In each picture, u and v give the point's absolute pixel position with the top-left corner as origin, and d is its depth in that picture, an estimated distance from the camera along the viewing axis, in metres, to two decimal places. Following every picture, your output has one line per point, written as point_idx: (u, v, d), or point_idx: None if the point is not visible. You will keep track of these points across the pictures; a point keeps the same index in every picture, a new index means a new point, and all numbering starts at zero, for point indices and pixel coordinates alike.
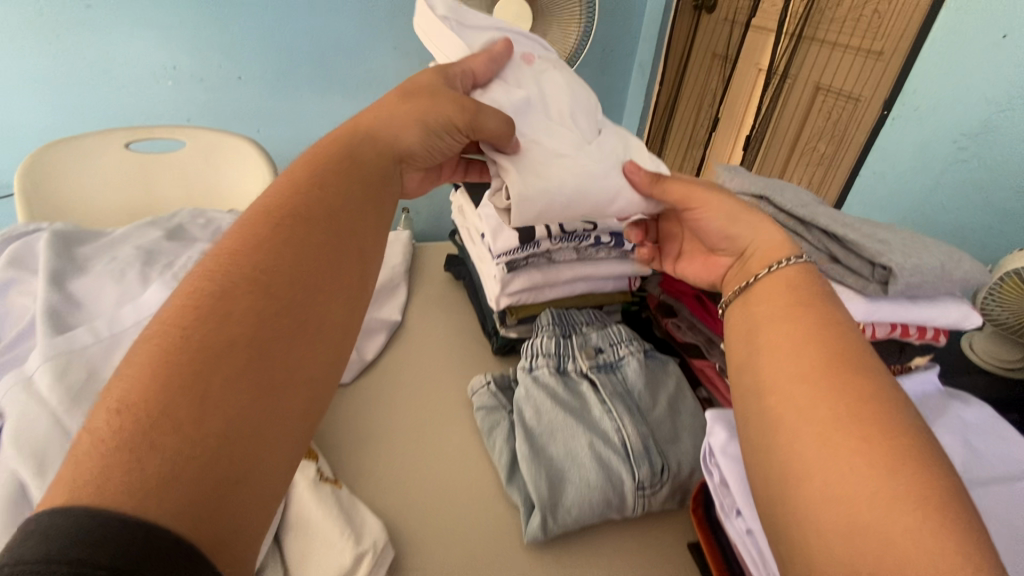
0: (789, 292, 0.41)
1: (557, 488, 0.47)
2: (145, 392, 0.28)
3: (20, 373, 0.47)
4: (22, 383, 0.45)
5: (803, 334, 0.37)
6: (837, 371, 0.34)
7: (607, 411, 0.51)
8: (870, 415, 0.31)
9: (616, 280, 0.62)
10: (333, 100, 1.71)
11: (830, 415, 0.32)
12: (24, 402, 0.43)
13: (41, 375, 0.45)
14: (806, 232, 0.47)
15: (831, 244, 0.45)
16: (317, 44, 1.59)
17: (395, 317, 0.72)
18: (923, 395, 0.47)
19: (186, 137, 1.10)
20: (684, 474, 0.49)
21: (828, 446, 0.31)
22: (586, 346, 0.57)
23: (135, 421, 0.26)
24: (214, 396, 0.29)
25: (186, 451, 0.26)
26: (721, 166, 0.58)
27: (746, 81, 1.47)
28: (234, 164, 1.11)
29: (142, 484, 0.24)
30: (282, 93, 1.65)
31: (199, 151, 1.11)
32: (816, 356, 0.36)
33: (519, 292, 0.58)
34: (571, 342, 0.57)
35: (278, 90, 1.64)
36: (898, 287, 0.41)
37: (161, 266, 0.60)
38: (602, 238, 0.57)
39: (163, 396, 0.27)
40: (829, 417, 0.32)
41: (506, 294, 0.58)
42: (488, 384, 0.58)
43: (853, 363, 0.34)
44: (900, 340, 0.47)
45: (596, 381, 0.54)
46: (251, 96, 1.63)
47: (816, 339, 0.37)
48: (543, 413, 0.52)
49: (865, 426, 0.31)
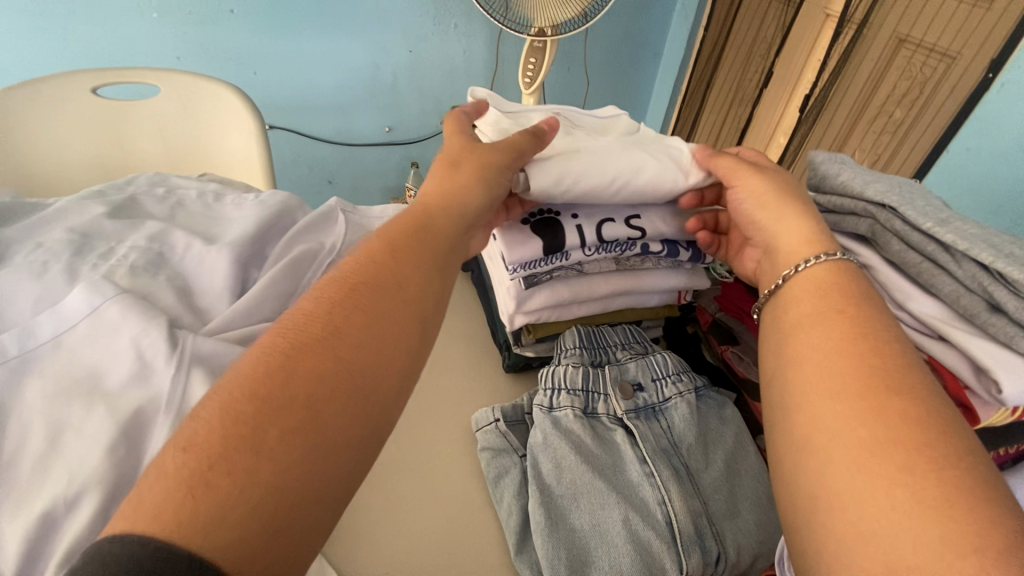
0: (820, 296, 0.36)
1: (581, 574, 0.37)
2: (246, 398, 0.26)
3: None
4: None
5: (837, 338, 0.33)
6: (870, 381, 0.31)
7: (647, 471, 0.40)
8: (907, 436, 0.28)
9: (660, 294, 0.49)
10: (338, 40, 1.54)
11: (870, 434, 0.29)
12: None
13: None
14: (945, 258, 0.37)
15: (985, 276, 0.34)
16: None
17: None
18: None
19: (161, 82, 0.96)
20: (744, 563, 0.38)
21: (861, 463, 0.28)
22: (622, 380, 0.46)
23: (206, 451, 0.24)
24: (306, 418, 0.26)
25: (263, 475, 0.24)
26: (815, 151, 0.47)
27: (807, 29, 1.26)
28: (217, 114, 0.98)
29: (189, 477, 0.23)
30: (281, 30, 1.48)
31: (176, 97, 0.97)
32: (858, 364, 0.32)
33: (539, 309, 0.45)
34: (602, 375, 0.46)
35: (277, 27, 1.47)
36: None
37: (99, 255, 0.49)
38: (649, 247, 0.45)
39: (253, 426, 0.25)
40: (863, 432, 0.29)
41: (523, 310, 0.45)
42: (496, 421, 0.47)
43: (896, 379, 0.30)
44: None
45: (633, 431, 0.42)
46: (246, 33, 1.46)
47: (853, 367, 0.32)
48: (565, 469, 0.41)
49: (901, 440, 0.28)
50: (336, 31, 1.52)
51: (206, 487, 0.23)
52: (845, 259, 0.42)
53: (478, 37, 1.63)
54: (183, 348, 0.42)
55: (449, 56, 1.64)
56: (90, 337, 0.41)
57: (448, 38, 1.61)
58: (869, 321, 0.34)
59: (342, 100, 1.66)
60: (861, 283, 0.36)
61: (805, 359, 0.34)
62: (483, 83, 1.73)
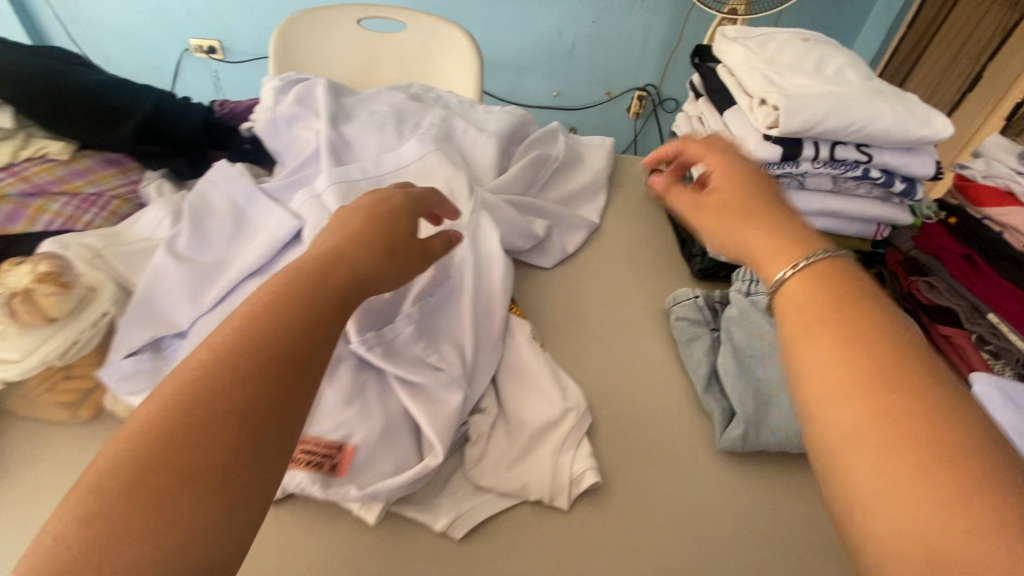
0: (815, 313, 0.30)
1: (765, 408, 0.46)
2: (134, 435, 0.24)
3: (308, 189, 0.55)
4: (312, 196, 0.54)
5: (851, 353, 0.27)
6: (882, 396, 0.25)
7: None
8: (937, 440, 0.23)
9: (863, 224, 0.55)
10: (531, 4, 1.65)
11: (893, 439, 0.24)
12: (319, 211, 0.52)
13: (327, 192, 0.53)
14: None
15: None
16: None
17: (594, 215, 0.72)
18: None
19: (408, 19, 1.15)
20: None
21: (895, 485, 0.23)
22: None
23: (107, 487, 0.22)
24: (207, 429, 0.24)
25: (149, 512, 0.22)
26: None
27: None
28: (444, 52, 1.16)
29: (129, 531, 0.21)
30: None
31: (417, 33, 1.16)
32: (873, 401, 0.25)
33: None
34: None
35: None
36: None
37: (409, 126, 0.66)
38: (872, 172, 0.50)
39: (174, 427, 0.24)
40: (889, 447, 0.24)
41: None
42: (696, 298, 0.58)
43: (893, 378, 0.26)
44: None
45: None
46: None
47: (852, 379, 0.26)
48: (758, 337, 0.50)
49: (941, 468, 0.22)
50: None
51: (157, 516, 0.22)
52: None
53: (660, 12, 1.63)
54: (474, 193, 0.57)
55: (630, 30, 1.67)
56: (419, 172, 0.58)
57: (631, 11, 1.63)
58: (863, 322, 0.28)
59: (523, 59, 1.78)
60: (850, 288, 0.30)
61: (806, 369, 0.29)
62: (657, 60, 1.74)
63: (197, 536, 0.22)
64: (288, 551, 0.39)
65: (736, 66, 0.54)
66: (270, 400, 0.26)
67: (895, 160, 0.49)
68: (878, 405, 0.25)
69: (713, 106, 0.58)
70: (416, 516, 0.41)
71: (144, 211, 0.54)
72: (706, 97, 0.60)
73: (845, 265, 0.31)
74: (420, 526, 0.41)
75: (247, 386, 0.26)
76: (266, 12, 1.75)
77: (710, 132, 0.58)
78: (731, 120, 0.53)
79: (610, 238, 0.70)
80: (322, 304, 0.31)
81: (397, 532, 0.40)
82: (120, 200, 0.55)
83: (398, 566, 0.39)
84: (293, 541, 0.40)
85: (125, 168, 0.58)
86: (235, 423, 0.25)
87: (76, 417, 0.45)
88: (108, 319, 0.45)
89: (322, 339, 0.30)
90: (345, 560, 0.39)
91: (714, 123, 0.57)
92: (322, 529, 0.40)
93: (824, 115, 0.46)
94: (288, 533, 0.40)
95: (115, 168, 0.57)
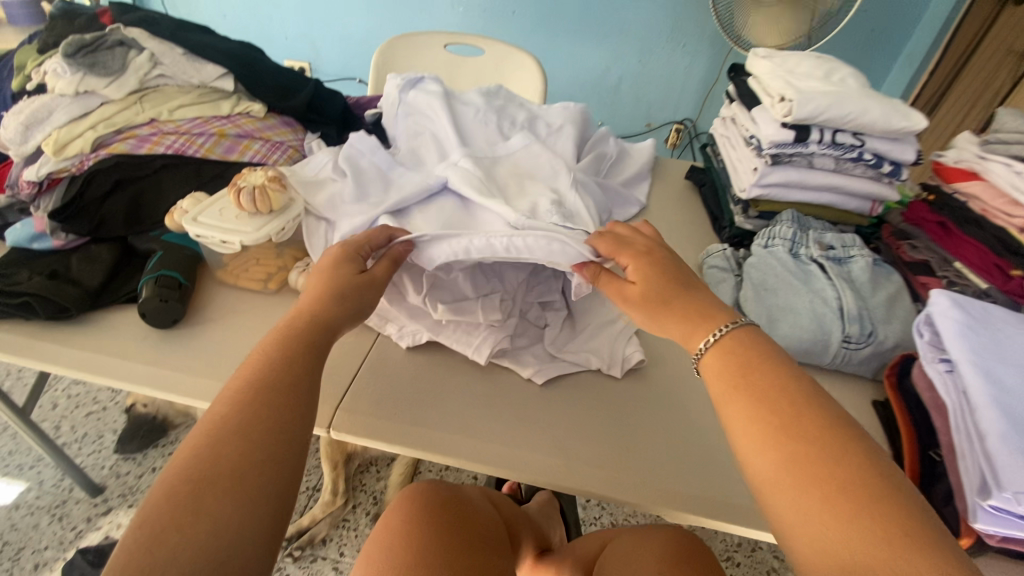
0: (726, 378, 0.41)
1: (775, 322, 0.60)
2: (169, 501, 0.33)
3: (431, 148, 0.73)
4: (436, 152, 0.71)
5: (747, 409, 0.38)
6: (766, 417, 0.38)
7: (831, 286, 0.61)
8: (839, 488, 0.33)
9: (860, 200, 0.70)
10: (583, 44, 1.85)
11: (815, 481, 0.34)
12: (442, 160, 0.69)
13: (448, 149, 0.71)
14: None
15: None
16: None
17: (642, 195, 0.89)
18: None
19: (486, 46, 1.33)
20: (887, 345, 0.59)
21: (821, 513, 0.33)
22: (820, 241, 0.67)
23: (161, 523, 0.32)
24: (243, 453, 0.36)
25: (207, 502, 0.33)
26: (1004, 109, 0.63)
27: None
28: (514, 76, 1.33)
29: (184, 522, 0.32)
30: (543, 31, 1.84)
31: (493, 57, 1.34)
32: (760, 433, 0.37)
33: (771, 186, 0.69)
34: (807, 234, 0.68)
35: (541, 28, 1.83)
36: None
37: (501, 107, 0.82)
38: (865, 155, 0.65)
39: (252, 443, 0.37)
40: (768, 448, 0.36)
41: (760, 184, 0.69)
42: (724, 250, 0.72)
43: (808, 435, 0.36)
44: None
45: (824, 265, 0.64)
46: (517, 30, 1.84)
47: (768, 426, 0.37)
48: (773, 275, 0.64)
49: (810, 482, 0.34)
50: (584, 36, 1.83)
51: (199, 516, 0.32)
52: (1008, 168, 0.58)
53: (700, 56, 1.81)
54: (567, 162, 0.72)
55: (671, 70, 1.86)
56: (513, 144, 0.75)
57: (674, 55, 1.82)
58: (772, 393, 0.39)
59: (573, 90, 1.97)
60: (750, 355, 0.42)
61: (729, 427, 0.39)
62: (694, 99, 1.92)
63: (232, 518, 0.33)
64: (421, 378, 0.55)
65: (762, 79, 0.71)
66: (293, 421, 0.39)
67: (882, 147, 0.64)
68: (785, 444, 0.36)
69: (743, 107, 0.75)
70: (511, 366, 0.57)
71: (312, 158, 0.72)
72: (738, 102, 0.77)
73: (749, 337, 0.43)
74: (513, 374, 0.57)
75: (265, 421, 0.38)
76: (352, 41, 2.00)
77: (741, 127, 0.75)
78: (756, 115, 0.69)
79: (654, 213, 0.86)
80: (313, 335, 0.44)
81: (498, 375, 0.57)
82: (293, 149, 0.75)
83: (498, 395, 0.55)
84: (424, 373, 0.56)
85: (295, 129, 0.78)
86: (286, 420, 0.38)
87: (267, 288, 0.63)
88: (298, 219, 0.63)
89: (320, 362, 0.44)
90: (461, 388, 0.55)
91: (743, 120, 0.74)
92: (444, 369, 0.57)
93: (825, 108, 0.62)
94: (420, 367, 0.56)
95: (289, 128, 0.77)
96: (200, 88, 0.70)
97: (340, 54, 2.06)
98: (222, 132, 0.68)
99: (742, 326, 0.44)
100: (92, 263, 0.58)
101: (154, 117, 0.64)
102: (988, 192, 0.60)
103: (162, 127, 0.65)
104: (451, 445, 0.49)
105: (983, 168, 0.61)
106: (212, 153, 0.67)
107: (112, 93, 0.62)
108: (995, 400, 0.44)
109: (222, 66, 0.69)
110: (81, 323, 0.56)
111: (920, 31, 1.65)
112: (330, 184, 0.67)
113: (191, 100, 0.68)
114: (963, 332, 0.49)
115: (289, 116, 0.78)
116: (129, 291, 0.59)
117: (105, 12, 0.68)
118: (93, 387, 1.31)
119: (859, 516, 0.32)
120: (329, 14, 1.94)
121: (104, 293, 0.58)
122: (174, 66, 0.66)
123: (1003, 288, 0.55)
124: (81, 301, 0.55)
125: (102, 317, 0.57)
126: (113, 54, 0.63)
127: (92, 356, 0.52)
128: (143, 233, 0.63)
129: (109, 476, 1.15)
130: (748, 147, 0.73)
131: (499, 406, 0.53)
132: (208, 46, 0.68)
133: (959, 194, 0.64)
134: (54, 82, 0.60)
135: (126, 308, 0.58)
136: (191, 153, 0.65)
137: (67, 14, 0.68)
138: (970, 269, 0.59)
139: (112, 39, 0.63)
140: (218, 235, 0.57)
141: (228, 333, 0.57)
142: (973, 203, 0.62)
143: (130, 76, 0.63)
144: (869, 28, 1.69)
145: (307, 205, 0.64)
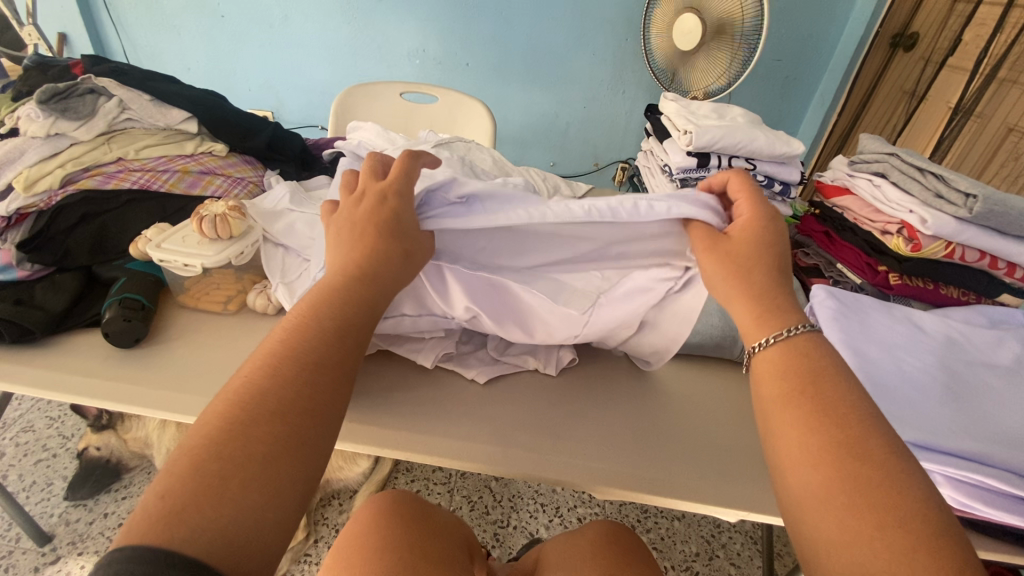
0: (778, 375, 0.41)
1: None
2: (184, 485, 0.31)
3: None
4: None
5: (802, 412, 0.38)
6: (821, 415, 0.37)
7: None
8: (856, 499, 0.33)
9: None
10: (533, 92, 2.00)
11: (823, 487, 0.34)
12: None
13: None
14: (921, 176, 0.63)
15: (939, 183, 0.61)
16: (532, 43, 1.89)
17: None
18: (1001, 321, 0.60)
19: (439, 94, 1.44)
20: None
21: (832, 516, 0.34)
22: None
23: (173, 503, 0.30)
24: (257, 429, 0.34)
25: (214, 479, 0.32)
26: (864, 135, 0.75)
27: (932, 118, 1.44)
28: (466, 120, 1.44)
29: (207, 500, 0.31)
30: (495, 81, 1.98)
31: (445, 105, 1.44)
32: (806, 437, 0.36)
33: None
34: None
35: (493, 78, 1.98)
36: (978, 210, 0.56)
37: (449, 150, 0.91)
38: (758, 177, 0.76)
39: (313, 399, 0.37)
40: (821, 451, 0.35)
41: None
42: None
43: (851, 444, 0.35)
44: (989, 272, 0.62)
45: None
46: (471, 80, 1.98)
47: (811, 428, 0.37)
48: None
49: (859, 495, 0.33)
50: (533, 85, 1.99)
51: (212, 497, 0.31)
52: (869, 183, 0.69)
53: (639, 101, 1.98)
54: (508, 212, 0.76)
55: (614, 115, 2.02)
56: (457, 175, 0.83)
57: (616, 100, 1.99)
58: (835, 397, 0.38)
59: (526, 134, 2.12)
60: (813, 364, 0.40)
61: (775, 437, 0.39)
62: (637, 139, 2.08)
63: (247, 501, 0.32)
64: (369, 383, 0.60)
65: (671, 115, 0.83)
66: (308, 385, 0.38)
67: (770, 170, 0.75)
68: (843, 443, 0.35)
69: (658, 141, 0.86)
70: (455, 369, 0.63)
71: (271, 192, 0.78)
72: (654, 136, 0.89)
73: (811, 343, 0.42)
74: (457, 376, 0.63)
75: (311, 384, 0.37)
76: (315, 92, 2.11)
77: (657, 157, 0.86)
78: (666, 146, 0.80)
79: None
80: (359, 291, 0.44)
81: (442, 379, 0.62)
82: (253, 184, 0.81)
83: (440, 395, 0.60)
84: (373, 378, 0.61)
85: (255, 168, 0.85)
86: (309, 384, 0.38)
87: (226, 309, 0.67)
88: (256, 245, 0.68)
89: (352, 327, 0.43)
90: (406, 390, 0.60)
91: (658, 152, 0.85)
92: (391, 375, 0.62)
93: (719, 137, 0.73)
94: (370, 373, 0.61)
95: (250, 166, 0.83)
96: (165, 130, 0.76)
97: (303, 104, 2.15)
98: (185, 169, 0.74)
99: (812, 331, 0.43)
100: (56, 290, 0.62)
101: (120, 156, 0.70)
102: (857, 204, 0.71)
103: (128, 165, 0.71)
104: (395, 439, 0.54)
105: (853, 185, 0.72)
106: (175, 188, 0.72)
107: (81, 135, 0.68)
108: (858, 369, 0.52)
109: (186, 110, 0.75)
110: (44, 345, 0.59)
111: (826, 79, 1.87)
112: (287, 214, 0.73)
113: (156, 141, 0.74)
114: (835, 317, 0.58)
115: (249, 155, 0.84)
116: (93, 314, 0.62)
117: (77, 64, 0.74)
118: (43, 434, 1.28)
119: (883, 533, 0.31)
120: (292, 67, 2.05)
121: (67, 318, 0.61)
122: (141, 111, 0.72)
123: (873, 282, 0.65)
124: (45, 324, 0.58)
125: (65, 340, 0.60)
126: (83, 101, 0.69)
127: (55, 374, 0.56)
128: (107, 262, 0.67)
129: (58, 524, 1.11)
130: (664, 174, 0.84)
131: (439, 403, 0.59)
132: (174, 93, 0.75)
133: (836, 206, 0.75)
134: (26, 125, 0.65)
135: (88, 332, 0.62)
136: (156, 189, 0.71)
137: (41, 66, 0.74)
138: (849, 269, 0.69)
139: (83, 87, 0.69)
140: (180, 259, 0.62)
141: (187, 351, 0.61)
142: (847, 214, 0.73)
143: (98, 120, 0.69)
144: (783, 75, 1.90)
145: (265, 232, 0.70)
